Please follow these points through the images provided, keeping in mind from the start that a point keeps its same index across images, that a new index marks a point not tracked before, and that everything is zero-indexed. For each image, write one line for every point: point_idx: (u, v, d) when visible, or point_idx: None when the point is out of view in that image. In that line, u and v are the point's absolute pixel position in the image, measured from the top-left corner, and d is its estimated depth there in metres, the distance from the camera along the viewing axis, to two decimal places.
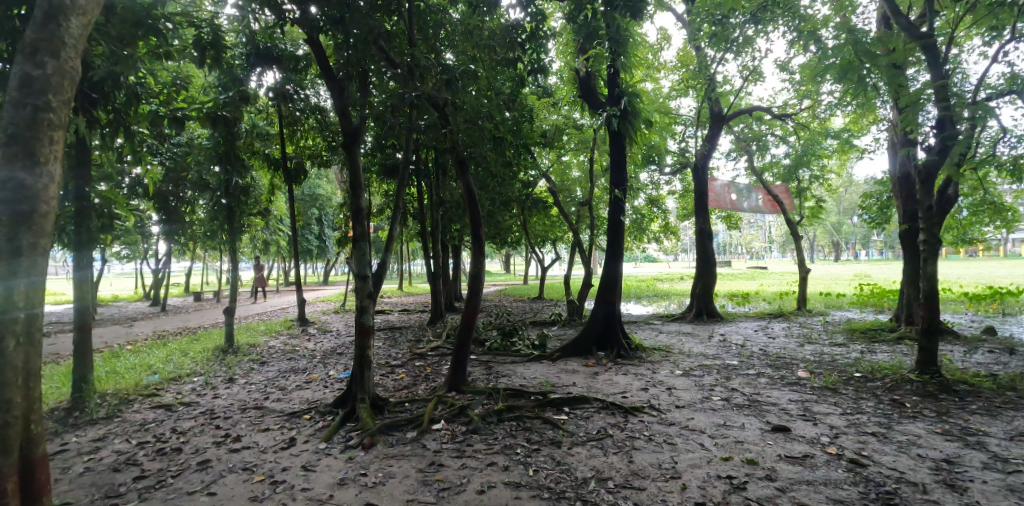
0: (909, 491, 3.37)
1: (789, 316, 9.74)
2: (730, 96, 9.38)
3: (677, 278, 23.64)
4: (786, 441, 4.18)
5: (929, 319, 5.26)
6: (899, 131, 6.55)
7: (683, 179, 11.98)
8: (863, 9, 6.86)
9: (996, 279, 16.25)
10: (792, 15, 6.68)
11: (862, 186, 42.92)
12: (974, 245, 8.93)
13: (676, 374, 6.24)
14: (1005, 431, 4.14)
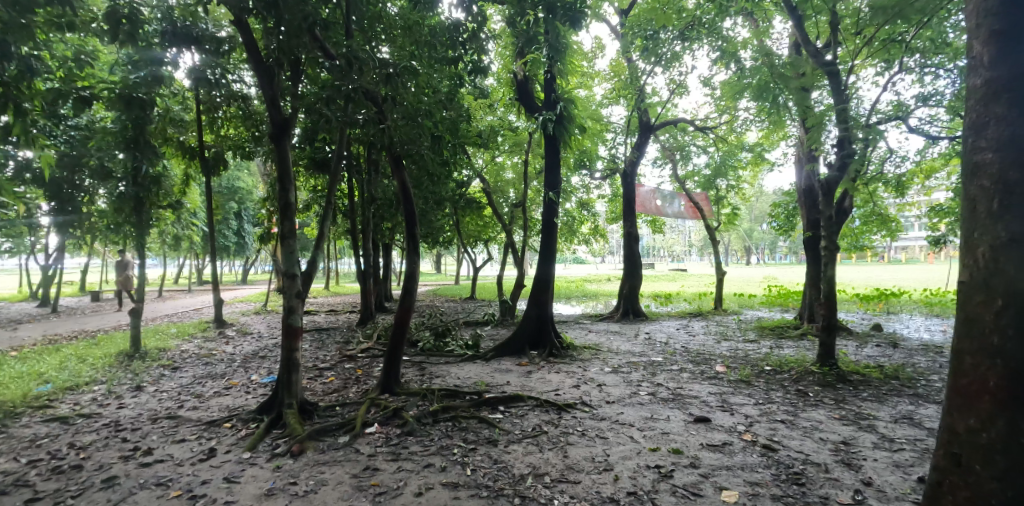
0: (814, 471, 3.75)
1: (707, 314, 10.48)
2: (658, 107, 9.90)
3: (605, 278, 24.64)
4: (707, 431, 4.50)
5: (827, 317, 5.87)
6: (804, 148, 7.26)
7: (612, 185, 12.48)
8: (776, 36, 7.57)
9: (881, 283, 18.48)
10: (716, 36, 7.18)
11: (768, 196, 46.90)
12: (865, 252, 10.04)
13: (606, 371, 6.50)
14: (890, 415, 4.72)
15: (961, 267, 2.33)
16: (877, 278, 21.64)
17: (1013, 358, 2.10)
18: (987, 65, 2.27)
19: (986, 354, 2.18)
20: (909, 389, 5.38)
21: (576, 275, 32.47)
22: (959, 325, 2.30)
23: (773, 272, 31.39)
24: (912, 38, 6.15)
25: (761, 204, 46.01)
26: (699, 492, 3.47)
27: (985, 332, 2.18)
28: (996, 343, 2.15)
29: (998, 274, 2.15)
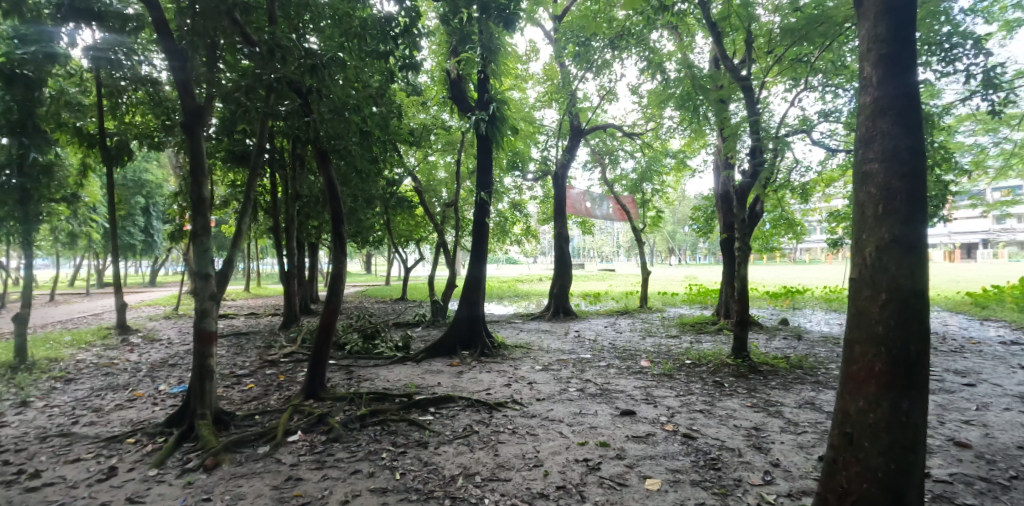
0: (728, 455, 4.01)
1: (633, 312, 10.93)
2: (589, 112, 10.20)
3: (537, 278, 24.97)
4: (632, 423, 4.69)
5: (740, 313, 6.30)
6: (721, 155, 7.75)
7: (544, 187, 12.69)
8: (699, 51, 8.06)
9: (790, 283, 19.34)
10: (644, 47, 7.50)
11: (689, 201, 49.62)
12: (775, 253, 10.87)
13: (536, 369, 6.60)
14: (795, 401, 5.15)
15: (852, 264, 2.58)
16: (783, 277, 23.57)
17: (895, 346, 2.36)
18: (876, 80, 2.53)
19: (873, 343, 2.43)
20: (810, 377, 5.90)
21: (509, 275, 32.74)
22: (850, 317, 2.55)
23: (694, 271, 33.24)
24: (813, 58, 6.76)
25: (682, 208, 48.58)
26: (624, 482, 3.61)
27: (872, 323, 2.44)
28: (881, 333, 2.40)
29: (883, 271, 2.41)
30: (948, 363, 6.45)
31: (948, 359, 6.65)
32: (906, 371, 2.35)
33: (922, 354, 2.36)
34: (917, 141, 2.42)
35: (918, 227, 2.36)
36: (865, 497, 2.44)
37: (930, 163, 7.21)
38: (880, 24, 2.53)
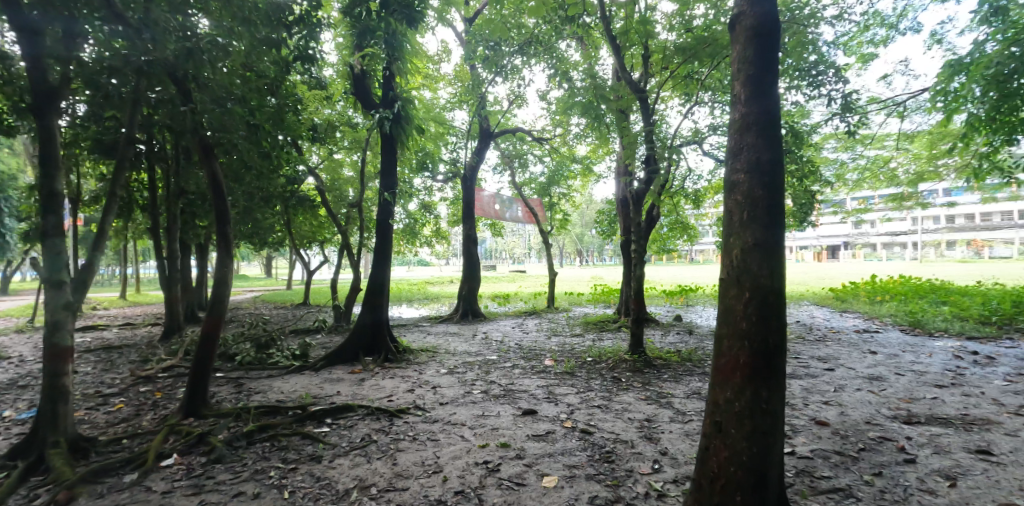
0: (622, 447, 4.21)
1: (541, 312, 11.20)
2: (498, 116, 10.32)
3: (449, 281, 24.76)
4: (533, 422, 4.78)
5: (637, 311, 6.67)
6: (622, 162, 8.15)
7: (454, 188, 12.62)
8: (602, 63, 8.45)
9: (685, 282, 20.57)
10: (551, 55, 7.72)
11: (598, 204, 51.81)
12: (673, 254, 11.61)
13: (441, 373, 6.53)
14: (684, 392, 5.53)
15: (722, 264, 2.85)
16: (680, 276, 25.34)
17: (755, 340, 2.65)
18: (744, 97, 2.82)
19: (738, 336, 2.70)
20: (697, 369, 6.37)
21: (421, 277, 32.25)
22: (720, 313, 2.81)
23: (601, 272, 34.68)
24: (703, 74, 7.30)
25: (591, 211, 50.59)
26: (522, 482, 3.66)
27: (737, 318, 2.71)
28: (745, 326, 2.68)
29: (746, 271, 2.69)
30: (811, 351, 7.27)
31: (811, 348, 7.49)
32: (765, 363, 2.65)
33: (778, 346, 2.67)
34: (776, 154, 2.73)
35: (775, 231, 2.67)
36: (732, 478, 2.72)
37: (799, 174, 8.09)
38: (749, 48, 2.82)
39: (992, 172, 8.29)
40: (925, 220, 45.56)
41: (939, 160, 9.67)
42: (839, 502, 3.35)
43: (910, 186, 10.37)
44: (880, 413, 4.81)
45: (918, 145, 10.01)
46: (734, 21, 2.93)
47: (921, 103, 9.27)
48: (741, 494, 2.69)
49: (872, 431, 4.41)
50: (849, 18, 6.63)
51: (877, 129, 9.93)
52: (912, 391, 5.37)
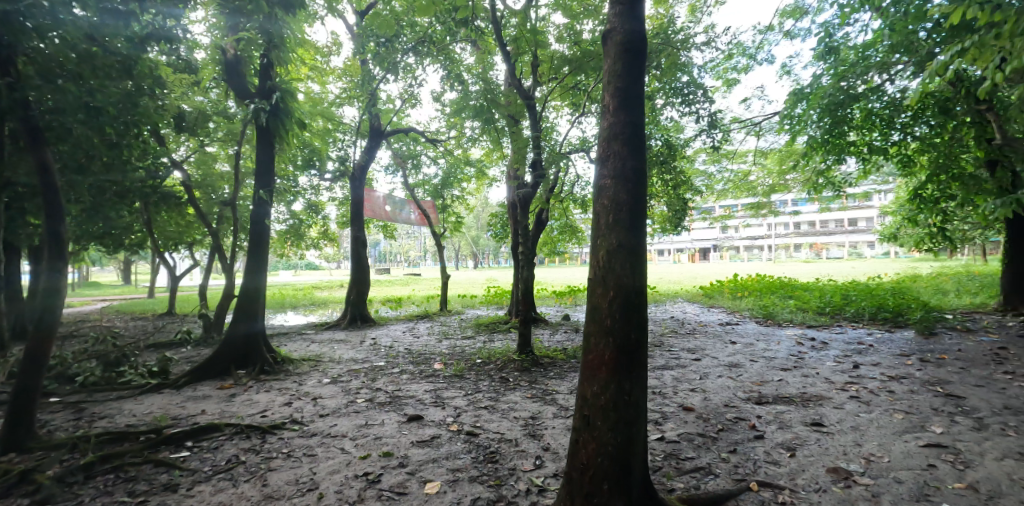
0: (506, 446, 4.31)
1: (433, 316, 11.08)
2: (391, 115, 10.11)
3: (340, 285, 23.61)
4: (419, 428, 4.73)
5: (525, 312, 6.86)
6: (513, 166, 8.33)
7: (344, 188, 12.07)
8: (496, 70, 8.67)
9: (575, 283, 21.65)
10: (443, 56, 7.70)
11: (495, 207, 52.52)
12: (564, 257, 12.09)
13: (324, 383, 6.21)
14: (566, 388, 5.79)
15: (591, 266, 3.16)
16: (571, 277, 26.48)
17: (618, 336, 2.99)
18: (614, 113, 3.11)
19: (604, 334, 3.03)
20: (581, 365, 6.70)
21: (308, 281, 30.42)
22: (588, 312, 3.12)
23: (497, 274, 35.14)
24: (589, 86, 7.70)
25: (488, 213, 51.12)
26: (404, 491, 3.60)
27: (602, 317, 3.03)
28: (610, 325, 3.01)
29: (611, 272, 3.02)
30: (681, 344, 7.96)
31: (682, 340, 8.21)
32: (626, 357, 3.00)
33: (638, 342, 3.03)
34: (639, 167, 3.06)
35: (636, 238, 3.01)
36: (599, 468, 3.05)
37: (673, 183, 8.82)
38: (619, 68, 3.11)
39: (827, 187, 9.66)
40: (777, 226, 52.03)
41: (786, 175, 11.08)
42: (700, 479, 3.72)
43: (764, 196, 11.76)
44: (736, 396, 5.40)
45: (770, 161, 11.39)
46: (607, 41, 3.20)
47: (773, 125, 10.56)
48: (607, 481, 3.04)
49: (729, 413, 4.93)
50: (715, 46, 7.37)
51: (738, 145, 11.14)
52: (762, 376, 6.09)
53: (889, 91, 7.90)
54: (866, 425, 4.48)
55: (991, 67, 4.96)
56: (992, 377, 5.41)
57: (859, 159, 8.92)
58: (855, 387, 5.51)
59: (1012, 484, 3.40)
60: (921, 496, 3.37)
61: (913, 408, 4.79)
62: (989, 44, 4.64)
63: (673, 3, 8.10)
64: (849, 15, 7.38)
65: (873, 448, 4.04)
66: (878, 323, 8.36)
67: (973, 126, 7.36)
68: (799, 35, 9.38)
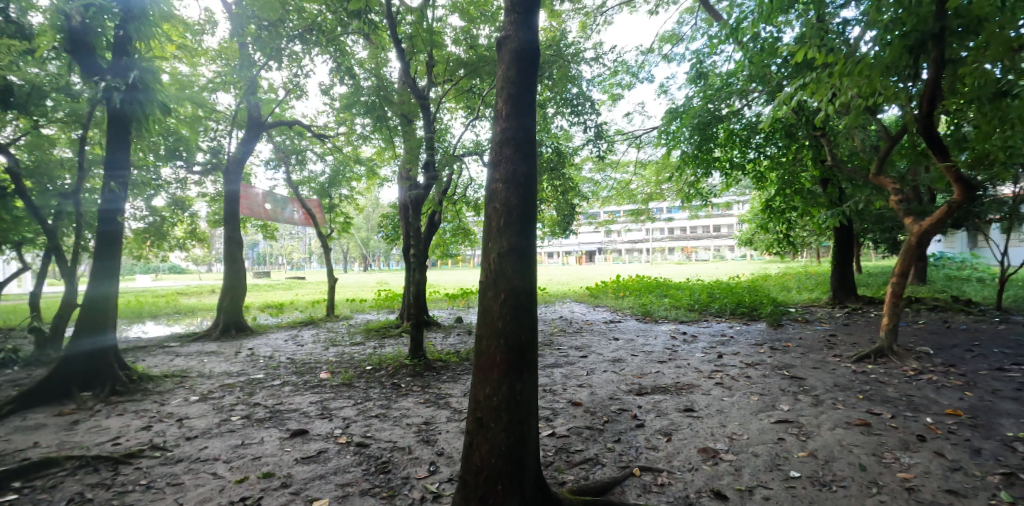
0: (399, 455, 4.19)
1: (318, 322, 10.43)
2: (273, 106, 9.43)
3: (210, 290, 21.36)
4: (304, 444, 4.43)
5: (417, 315, 6.71)
6: (405, 166, 8.14)
7: (217, 183, 10.92)
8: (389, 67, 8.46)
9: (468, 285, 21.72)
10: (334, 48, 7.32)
11: (384, 208, 50.96)
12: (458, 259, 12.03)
13: (191, 401, 5.57)
14: (460, 391, 5.77)
15: (483, 270, 3.20)
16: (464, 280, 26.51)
17: (509, 337, 3.08)
18: (506, 119, 3.17)
19: (495, 336, 3.09)
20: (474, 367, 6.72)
21: (170, 287, 27.04)
22: (480, 315, 3.16)
23: (389, 277, 34.11)
24: (484, 90, 7.78)
25: (377, 214, 49.43)
26: None
27: (494, 319, 3.09)
28: (501, 327, 3.08)
29: (502, 275, 3.09)
30: (570, 342, 8.34)
31: (570, 339, 8.59)
32: (517, 358, 3.09)
33: (529, 342, 3.13)
34: (529, 173, 3.16)
35: (526, 242, 3.11)
36: (493, 468, 3.11)
37: (562, 189, 9.22)
38: (511, 75, 3.17)
39: (696, 197, 10.72)
40: (651, 231, 56.68)
41: (662, 185, 12.12)
42: (588, 470, 3.93)
43: (643, 204, 12.74)
44: (620, 389, 5.78)
45: (648, 172, 12.39)
46: (500, 47, 3.25)
47: (651, 138, 11.50)
48: (501, 481, 3.09)
49: (614, 405, 5.27)
50: (602, 61, 7.85)
51: (621, 156, 11.96)
52: (642, 369, 6.58)
53: (746, 115, 9.01)
54: (729, 408, 5.04)
55: (824, 100, 5.88)
56: (824, 361, 6.37)
57: (722, 173, 10.03)
58: (719, 375, 6.17)
59: (840, 448, 4.04)
60: (773, 466, 3.86)
61: (765, 390, 5.49)
62: (823, 81, 5.50)
63: (565, 18, 8.50)
64: (716, 45, 8.29)
65: (735, 428, 4.55)
66: (736, 317, 9.45)
67: (809, 149, 8.65)
68: (675, 59, 10.33)
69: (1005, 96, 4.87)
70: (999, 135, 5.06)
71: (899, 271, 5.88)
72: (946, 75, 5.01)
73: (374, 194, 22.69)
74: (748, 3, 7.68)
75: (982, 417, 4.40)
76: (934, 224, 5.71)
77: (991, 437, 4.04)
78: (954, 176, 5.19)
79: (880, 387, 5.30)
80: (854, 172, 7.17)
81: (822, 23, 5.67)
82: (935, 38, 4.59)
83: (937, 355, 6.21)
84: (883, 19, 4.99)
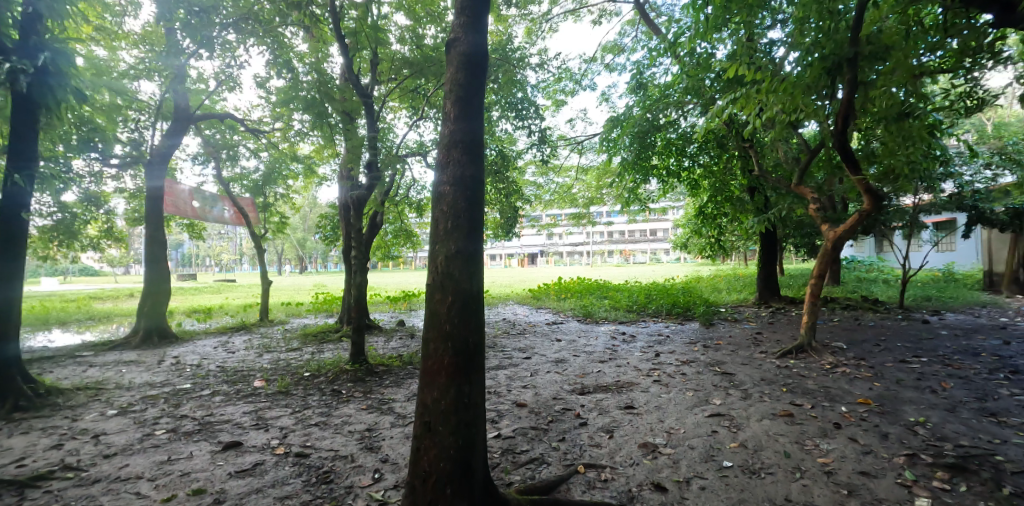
0: (342, 464, 4.04)
1: (251, 327, 9.86)
2: (202, 97, 8.88)
3: (128, 294, 19.60)
4: (237, 456, 4.17)
5: (358, 319, 6.50)
6: (347, 166, 7.89)
7: (139, 178, 10.10)
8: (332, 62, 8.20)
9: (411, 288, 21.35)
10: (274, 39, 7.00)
11: (318, 208, 49.05)
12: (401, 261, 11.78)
13: (108, 415, 5.10)
14: (404, 395, 5.65)
15: (429, 273, 3.17)
16: (405, 283, 26.03)
17: (457, 340, 3.06)
18: (454, 122, 3.17)
19: (443, 339, 3.07)
20: (418, 371, 6.62)
21: (78, 290, 24.65)
22: (427, 318, 3.13)
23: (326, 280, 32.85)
24: (429, 90, 7.71)
25: (313, 215, 47.60)
26: None
27: (441, 322, 3.07)
28: (448, 330, 3.06)
29: (450, 278, 3.07)
30: (513, 344, 8.40)
31: (514, 341, 8.66)
32: (465, 361, 3.08)
33: (477, 344, 3.12)
34: (476, 176, 3.17)
35: (473, 244, 3.11)
36: (442, 472, 3.09)
37: (505, 192, 9.28)
38: (459, 78, 3.17)
39: (634, 202, 11.16)
40: (587, 234, 58.15)
41: (602, 190, 12.51)
42: (534, 469, 3.98)
43: (584, 208, 13.06)
44: (563, 389, 5.90)
45: (589, 177, 12.75)
46: (449, 50, 3.24)
47: (593, 144, 11.85)
48: (449, 485, 3.08)
49: (557, 404, 5.37)
50: (547, 68, 8.01)
51: (563, 161, 12.23)
52: (585, 368, 6.76)
53: (682, 125, 9.54)
54: (666, 404, 5.27)
55: (753, 114, 6.32)
56: (751, 357, 6.82)
57: (659, 180, 10.51)
58: (658, 372, 6.44)
59: (767, 438, 4.34)
60: (708, 457, 4.09)
61: (700, 386, 5.80)
62: (752, 96, 5.92)
63: (511, 23, 8.60)
64: (655, 57, 8.69)
65: (672, 423, 4.77)
66: (672, 317, 9.92)
67: (738, 159, 9.26)
68: (616, 69, 10.73)
69: (906, 117, 5.46)
70: (901, 151, 5.66)
71: (816, 273, 6.41)
72: (858, 95, 5.54)
73: (311, 193, 21.78)
74: (685, 20, 8.13)
75: (887, 405, 4.89)
76: (847, 230, 6.29)
77: (895, 422, 4.49)
78: (864, 187, 5.75)
79: (801, 380, 5.76)
80: (778, 181, 7.75)
81: (751, 42, 6.02)
82: (849, 62, 5.07)
83: (848, 349, 6.82)
84: (805, 42, 5.44)
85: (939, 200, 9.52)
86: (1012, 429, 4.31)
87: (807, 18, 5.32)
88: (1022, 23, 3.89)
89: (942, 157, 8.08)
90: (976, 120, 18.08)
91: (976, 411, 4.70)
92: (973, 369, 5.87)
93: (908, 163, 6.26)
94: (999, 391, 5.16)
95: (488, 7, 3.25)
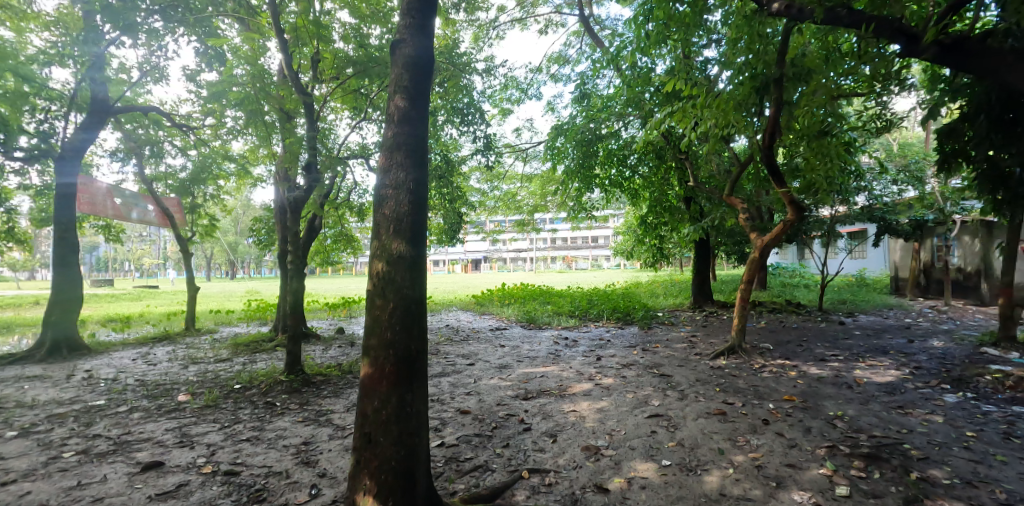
0: (276, 481, 3.83)
1: (175, 337, 9.19)
2: (122, 87, 8.18)
3: (32, 301, 17.72)
4: (158, 477, 3.86)
5: (294, 327, 6.18)
6: (283, 166, 7.52)
7: (48, 174, 9.21)
8: (269, 58, 7.84)
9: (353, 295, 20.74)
10: (205, 31, 6.67)
11: (250, 210, 46.79)
12: (340, 266, 11.34)
13: (5, 437, 4.58)
14: (343, 406, 5.44)
15: (370, 279, 3.08)
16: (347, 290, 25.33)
17: (399, 347, 2.99)
18: (398, 124, 3.11)
19: (384, 348, 2.99)
20: (358, 380, 6.41)
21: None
22: (367, 325, 3.04)
23: (259, 286, 31.08)
24: (373, 92, 7.55)
25: (247, 218, 45.20)
26: None
27: (382, 330, 2.99)
28: (390, 338, 2.99)
29: (391, 284, 3.01)
30: (457, 351, 8.32)
31: (458, 347, 8.57)
32: (407, 368, 3.02)
33: (420, 352, 3.06)
34: (419, 180, 3.11)
35: (416, 250, 3.05)
36: (384, 485, 3.00)
37: (449, 198, 9.23)
38: (405, 80, 3.12)
39: (579, 210, 11.39)
40: (532, 242, 58.66)
41: (547, 197, 12.71)
42: (479, 477, 3.95)
43: (528, 215, 13.17)
44: (507, 395, 5.91)
45: (533, 184, 12.94)
46: (394, 50, 3.18)
47: (538, 153, 12.02)
48: (392, 497, 2.99)
49: (501, 410, 5.37)
50: (494, 75, 8.05)
51: (508, 168, 12.31)
52: (528, 374, 6.80)
53: (622, 136, 9.95)
54: (608, 406, 5.41)
55: (689, 127, 6.62)
56: (687, 359, 7.13)
57: (601, 189, 10.79)
58: (599, 375, 6.60)
59: (702, 436, 4.54)
60: (648, 456, 4.23)
61: (639, 388, 5.99)
62: (688, 110, 6.19)
63: (459, 28, 8.59)
64: (599, 69, 8.96)
65: (613, 425, 4.88)
66: (612, 321, 10.21)
67: (675, 170, 9.76)
68: (561, 79, 10.96)
69: (825, 135, 5.93)
70: (821, 167, 6.13)
71: (746, 278, 6.80)
72: (783, 113, 5.94)
73: None
74: (627, 35, 8.44)
75: (808, 401, 5.25)
76: (772, 239, 6.73)
77: (817, 417, 4.83)
78: (788, 199, 6.17)
79: (733, 380, 6.08)
80: (711, 191, 8.21)
81: (688, 59, 6.34)
82: (776, 82, 5.44)
83: (774, 350, 7.28)
84: (735, 62, 5.78)
85: (851, 212, 10.39)
86: (916, 419, 4.75)
87: (740, 39, 5.64)
88: (924, 54, 4.35)
89: (855, 173, 8.81)
90: (884, 141, 19.90)
91: (886, 403, 5.15)
92: (882, 366, 6.43)
93: (826, 178, 6.80)
94: (904, 385, 5.69)
95: (434, 10, 3.22)
